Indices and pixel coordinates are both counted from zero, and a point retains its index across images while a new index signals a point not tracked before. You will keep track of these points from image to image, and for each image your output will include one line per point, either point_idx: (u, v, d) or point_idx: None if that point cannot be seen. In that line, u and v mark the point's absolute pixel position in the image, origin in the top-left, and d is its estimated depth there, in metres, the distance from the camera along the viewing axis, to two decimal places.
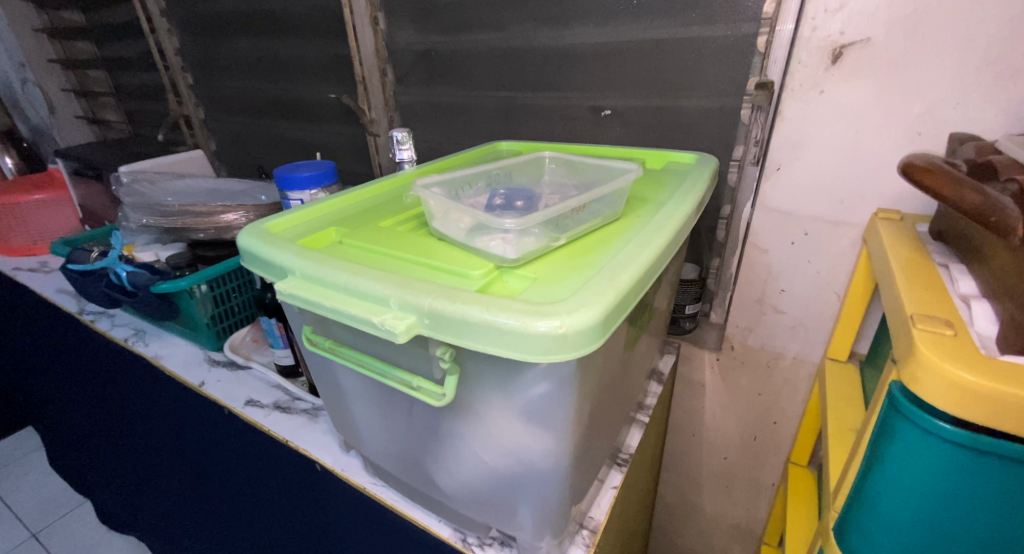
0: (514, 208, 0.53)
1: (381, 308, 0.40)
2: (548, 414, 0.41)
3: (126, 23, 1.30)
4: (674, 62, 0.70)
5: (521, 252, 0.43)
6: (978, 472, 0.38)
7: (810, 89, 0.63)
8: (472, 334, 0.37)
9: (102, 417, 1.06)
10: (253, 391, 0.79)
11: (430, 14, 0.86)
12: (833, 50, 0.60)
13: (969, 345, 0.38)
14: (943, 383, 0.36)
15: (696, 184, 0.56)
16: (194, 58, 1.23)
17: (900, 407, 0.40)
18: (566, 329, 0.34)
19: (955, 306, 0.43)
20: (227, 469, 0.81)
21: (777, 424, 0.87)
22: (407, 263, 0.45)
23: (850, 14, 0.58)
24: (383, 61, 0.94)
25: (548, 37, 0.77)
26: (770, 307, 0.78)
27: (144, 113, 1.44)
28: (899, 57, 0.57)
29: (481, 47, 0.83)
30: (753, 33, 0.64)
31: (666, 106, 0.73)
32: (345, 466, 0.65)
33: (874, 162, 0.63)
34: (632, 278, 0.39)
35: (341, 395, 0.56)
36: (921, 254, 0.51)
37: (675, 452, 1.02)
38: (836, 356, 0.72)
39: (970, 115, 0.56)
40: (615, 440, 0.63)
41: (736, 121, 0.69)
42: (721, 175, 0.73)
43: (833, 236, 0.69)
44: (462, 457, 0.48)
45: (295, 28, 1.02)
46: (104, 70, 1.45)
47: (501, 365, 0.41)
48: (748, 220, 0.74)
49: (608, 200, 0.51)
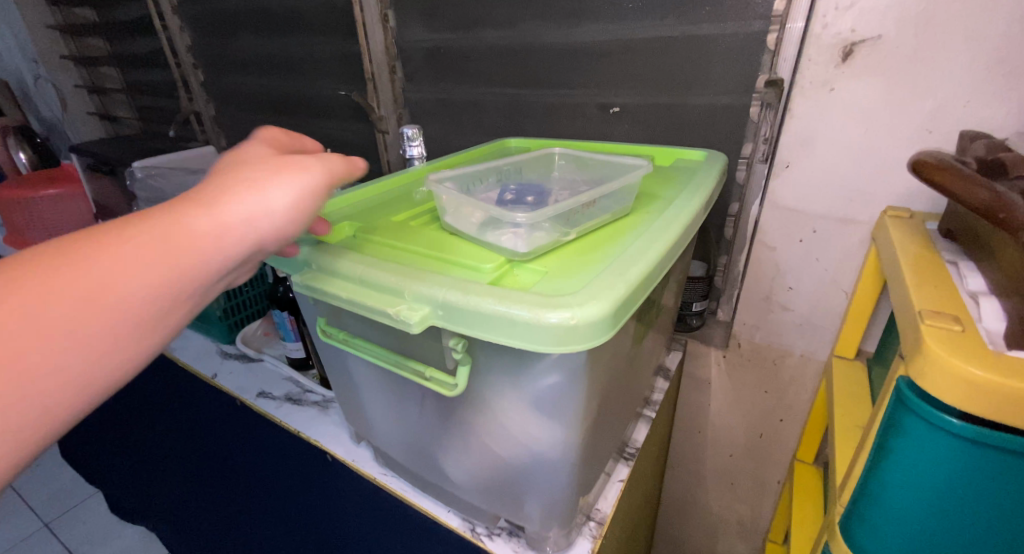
0: (524, 203, 0.54)
1: (395, 299, 0.41)
2: (558, 406, 0.42)
3: (139, 19, 1.31)
4: (683, 60, 0.70)
5: (533, 246, 0.44)
6: (984, 467, 0.38)
7: (819, 87, 0.63)
8: (485, 325, 0.37)
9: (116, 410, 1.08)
10: (264, 384, 0.81)
11: (440, 11, 0.86)
12: (844, 47, 0.60)
13: (977, 341, 0.38)
14: (951, 378, 0.37)
15: (705, 181, 0.57)
16: (205, 55, 1.24)
17: (907, 401, 0.41)
18: (578, 320, 0.35)
19: (963, 303, 0.43)
20: (238, 459, 0.82)
21: (783, 421, 0.87)
22: (420, 257, 0.46)
23: (861, 12, 0.58)
24: (392, 58, 0.95)
25: (557, 35, 0.77)
26: (778, 305, 0.78)
27: (155, 109, 1.46)
28: (910, 55, 0.57)
29: (491, 44, 0.84)
30: (763, 31, 0.64)
31: (675, 103, 0.73)
32: (355, 457, 0.66)
33: (883, 160, 0.63)
34: (641, 272, 0.40)
35: (353, 386, 0.57)
36: (929, 252, 0.51)
37: (681, 448, 1.02)
38: (843, 354, 0.72)
39: (980, 113, 0.56)
40: (622, 435, 0.64)
41: (745, 118, 0.69)
42: (729, 172, 0.74)
43: (842, 234, 0.69)
44: (472, 448, 0.49)
45: (306, 25, 1.03)
46: (116, 67, 1.46)
47: (512, 357, 0.41)
48: (756, 218, 0.74)
49: (618, 196, 0.51)
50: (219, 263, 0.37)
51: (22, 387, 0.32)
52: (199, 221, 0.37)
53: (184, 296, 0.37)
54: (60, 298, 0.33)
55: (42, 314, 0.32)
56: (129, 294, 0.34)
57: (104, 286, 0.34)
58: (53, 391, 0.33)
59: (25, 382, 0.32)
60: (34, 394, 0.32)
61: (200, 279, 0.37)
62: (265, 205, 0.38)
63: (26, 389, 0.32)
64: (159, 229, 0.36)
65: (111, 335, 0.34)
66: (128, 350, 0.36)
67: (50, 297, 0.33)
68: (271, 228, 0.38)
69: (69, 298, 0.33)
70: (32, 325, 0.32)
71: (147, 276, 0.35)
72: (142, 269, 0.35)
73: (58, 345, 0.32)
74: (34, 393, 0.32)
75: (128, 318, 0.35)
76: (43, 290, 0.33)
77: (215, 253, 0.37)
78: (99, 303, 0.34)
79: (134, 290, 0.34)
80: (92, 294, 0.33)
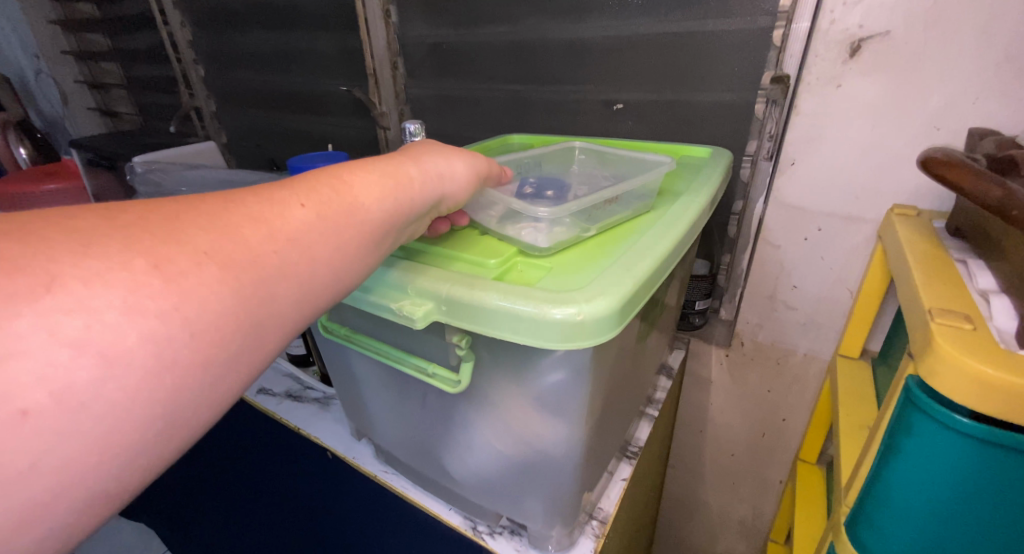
0: (544, 198, 0.53)
1: (399, 295, 0.40)
2: (563, 403, 0.41)
3: (140, 15, 1.31)
4: (688, 56, 0.69)
5: (553, 242, 0.43)
6: (994, 469, 0.38)
7: (826, 83, 0.62)
8: (489, 321, 0.37)
9: None
10: (265, 380, 0.81)
11: (442, 6, 0.86)
12: (852, 43, 0.59)
13: (988, 339, 0.38)
14: (962, 377, 0.36)
15: (711, 177, 0.56)
16: (206, 50, 1.24)
17: (917, 401, 0.40)
18: (584, 317, 0.34)
19: (974, 301, 0.42)
20: (237, 457, 0.82)
21: (787, 420, 0.87)
22: (430, 252, 0.45)
23: (869, 8, 0.57)
24: (394, 54, 0.94)
25: (561, 31, 0.77)
26: (782, 303, 0.78)
27: (155, 105, 1.45)
28: (918, 51, 0.56)
29: (494, 39, 0.83)
30: (769, 27, 0.63)
31: (678, 100, 0.73)
32: (355, 454, 0.66)
33: (890, 158, 0.62)
34: (648, 268, 0.39)
35: (354, 382, 0.57)
36: (938, 250, 0.51)
37: (683, 448, 1.02)
38: (848, 353, 0.72)
39: (989, 110, 0.56)
40: (624, 434, 0.63)
41: (751, 116, 0.69)
42: (733, 170, 0.73)
43: (847, 232, 0.68)
44: (475, 445, 0.49)
45: (307, 20, 1.02)
46: (117, 63, 1.46)
47: (517, 354, 0.41)
48: (760, 216, 0.73)
49: (638, 194, 0.50)
50: (427, 203, 0.41)
51: (291, 274, 0.32)
52: (419, 168, 0.41)
53: (402, 227, 0.39)
54: (325, 204, 0.35)
55: (308, 216, 0.34)
56: (377, 212, 0.37)
57: (354, 201, 0.36)
58: (305, 289, 0.33)
59: (296, 268, 0.33)
60: (300, 285, 0.33)
61: (415, 215, 0.40)
62: (456, 165, 0.44)
63: (294, 278, 0.33)
64: (388, 166, 0.40)
65: (362, 247, 0.36)
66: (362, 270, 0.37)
67: (318, 201, 0.35)
68: (458, 189, 0.44)
69: (334, 204, 0.35)
70: (300, 220, 0.33)
71: (386, 199, 0.38)
72: (382, 193, 0.38)
73: (323, 243, 0.34)
74: (295, 282, 0.33)
75: (373, 233, 0.37)
76: (308, 196, 0.35)
77: (427, 193, 0.41)
78: (347, 215, 0.35)
79: (375, 209, 0.37)
80: (352, 204, 0.36)
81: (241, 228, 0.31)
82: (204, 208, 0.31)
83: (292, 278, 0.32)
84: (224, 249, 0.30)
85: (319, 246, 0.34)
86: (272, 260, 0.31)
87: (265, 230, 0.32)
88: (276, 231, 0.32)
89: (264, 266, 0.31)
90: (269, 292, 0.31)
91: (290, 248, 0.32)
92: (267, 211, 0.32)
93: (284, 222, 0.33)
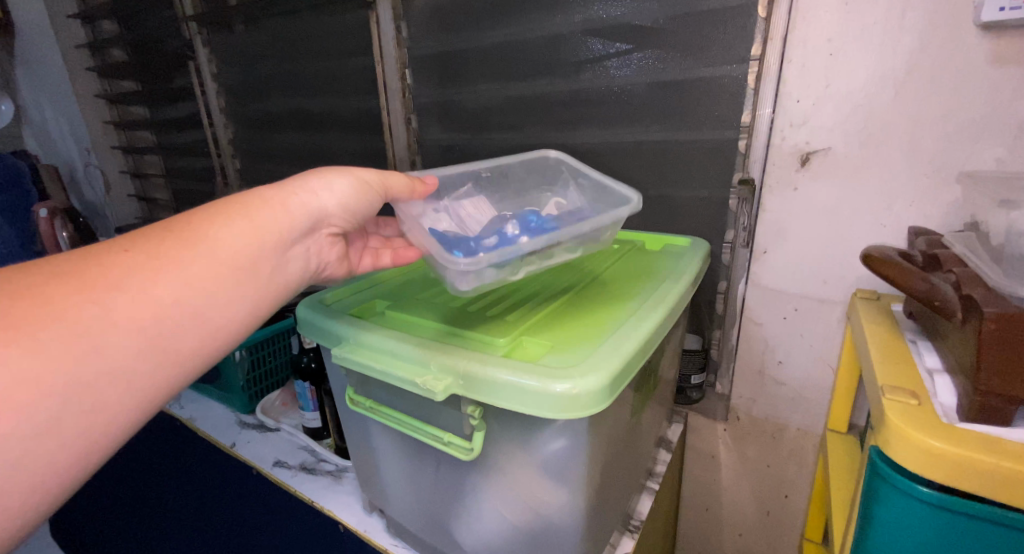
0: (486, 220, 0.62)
1: (424, 371, 0.47)
2: (565, 468, 0.47)
3: (187, 117, 1.48)
4: (668, 160, 0.80)
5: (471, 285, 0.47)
6: (953, 531, 0.42)
7: (784, 186, 0.73)
8: (504, 394, 0.43)
9: (102, 503, 1.04)
10: (280, 453, 0.85)
11: (454, 116, 0.99)
12: (801, 155, 0.70)
13: (931, 413, 0.44)
14: (913, 448, 0.41)
15: (690, 264, 0.66)
16: (243, 147, 1.39)
17: (882, 471, 0.45)
18: (578, 391, 0.41)
19: (921, 379, 0.49)
20: (245, 532, 0.84)
21: (788, 497, 0.89)
22: (447, 331, 0.52)
23: (812, 129, 0.68)
24: (413, 153, 1.07)
25: (558, 137, 0.89)
26: (771, 378, 0.83)
27: (191, 192, 1.59)
28: (855, 164, 0.67)
29: (501, 144, 0.95)
30: (734, 138, 0.74)
31: (663, 196, 0.83)
32: (367, 527, 0.69)
33: (848, 249, 0.70)
34: (634, 346, 0.46)
35: (372, 452, 0.62)
36: (893, 332, 0.58)
37: (690, 526, 1.03)
38: (836, 428, 0.76)
39: (926, 212, 0.64)
40: (626, 506, 0.67)
41: (725, 210, 0.78)
42: (715, 255, 0.82)
43: (821, 313, 0.75)
44: (484, 513, 0.53)
45: (336, 125, 1.16)
46: (159, 155, 1.61)
47: (522, 424, 0.47)
48: (743, 296, 0.81)
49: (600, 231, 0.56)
50: (300, 226, 0.48)
51: (112, 319, 0.37)
52: (280, 195, 0.48)
53: (266, 251, 0.45)
54: (154, 247, 0.40)
55: (130, 255, 0.40)
56: (221, 240, 0.43)
57: (204, 236, 0.42)
58: (149, 329, 0.38)
59: (123, 315, 0.37)
60: (131, 328, 0.37)
61: (287, 237, 0.47)
62: (333, 182, 0.51)
63: (132, 326, 0.37)
64: (240, 197, 0.46)
65: (205, 274, 0.41)
66: (221, 306, 0.42)
67: (143, 246, 0.40)
68: (335, 205, 0.51)
69: (168, 243, 0.41)
70: (122, 260, 0.39)
71: (244, 232, 0.44)
72: (234, 227, 0.44)
73: (159, 282, 0.39)
74: (131, 330, 0.37)
75: (221, 259, 0.42)
76: (137, 241, 0.41)
77: (292, 214, 0.47)
78: (178, 245, 0.41)
79: (222, 241, 0.43)
80: (195, 243, 0.42)
81: (45, 284, 0.36)
82: (34, 279, 0.36)
83: (124, 326, 0.37)
84: (18, 313, 0.34)
85: (151, 288, 0.38)
86: (88, 313, 0.36)
87: (78, 285, 0.37)
88: (87, 278, 0.37)
89: (84, 320, 0.36)
90: (95, 346, 0.36)
91: (113, 296, 0.37)
92: (88, 266, 0.38)
93: (104, 269, 0.38)
